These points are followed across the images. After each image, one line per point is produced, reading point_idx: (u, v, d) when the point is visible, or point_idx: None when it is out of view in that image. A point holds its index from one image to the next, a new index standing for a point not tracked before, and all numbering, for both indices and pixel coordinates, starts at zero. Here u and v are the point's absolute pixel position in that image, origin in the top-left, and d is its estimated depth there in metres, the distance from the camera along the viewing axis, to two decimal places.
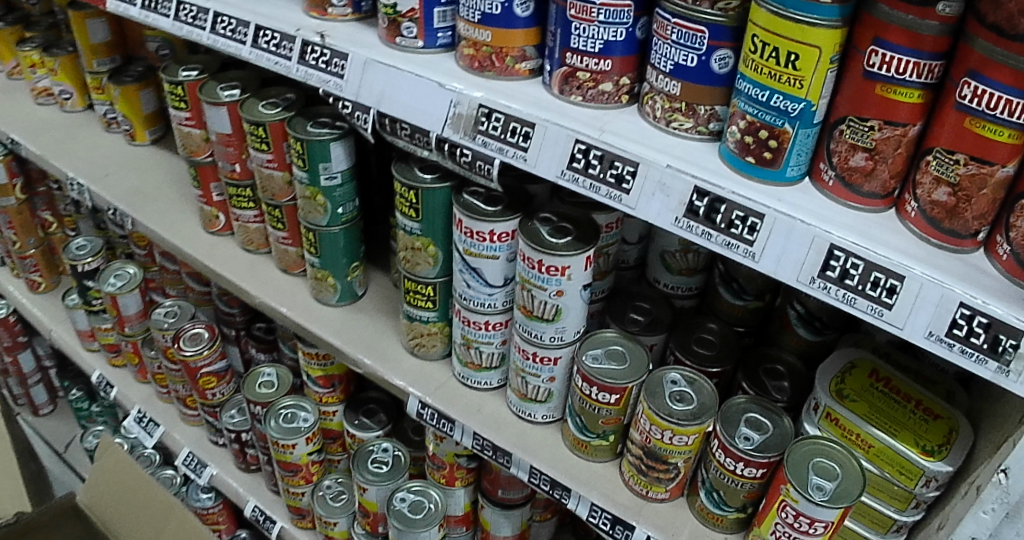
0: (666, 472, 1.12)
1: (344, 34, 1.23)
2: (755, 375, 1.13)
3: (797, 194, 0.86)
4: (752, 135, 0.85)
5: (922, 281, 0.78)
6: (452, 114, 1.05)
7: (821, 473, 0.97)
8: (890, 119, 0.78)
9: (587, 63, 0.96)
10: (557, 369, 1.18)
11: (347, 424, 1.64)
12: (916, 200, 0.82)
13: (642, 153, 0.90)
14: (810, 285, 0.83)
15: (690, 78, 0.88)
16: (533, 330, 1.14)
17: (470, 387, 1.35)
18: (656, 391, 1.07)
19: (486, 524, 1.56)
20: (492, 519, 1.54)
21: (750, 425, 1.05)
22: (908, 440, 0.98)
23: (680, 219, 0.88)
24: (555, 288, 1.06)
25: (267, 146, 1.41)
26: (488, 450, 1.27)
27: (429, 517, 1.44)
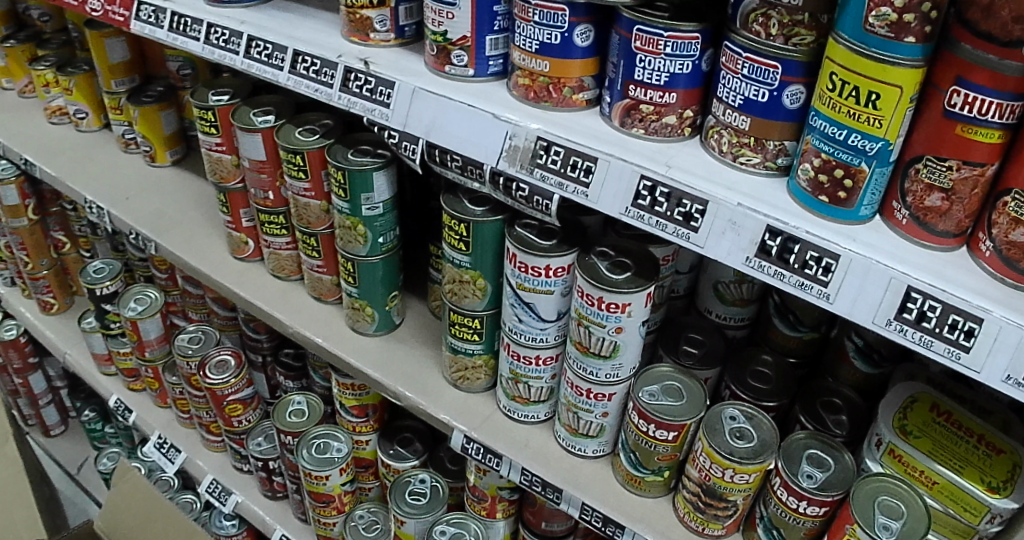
0: (725, 510, 1.10)
1: (388, 61, 1.17)
2: (813, 408, 1.10)
3: (870, 233, 0.83)
4: (826, 173, 0.83)
5: (1001, 324, 0.74)
6: (508, 146, 1.04)
7: (886, 512, 0.90)
8: (968, 159, 0.75)
9: (651, 96, 0.95)
10: (610, 404, 1.19)
11: (382, 454, 1.64)
12: (991, 240, 0.78)
13: (711, 192, 0.89)
14: (886, 327, 0.79)
15: (761, 113, 0.87)
16: (589, 367, 1.14)
17: (516, 421, 1.34)
18: (716, 428, 1.06)
19: None
20: None
21: (812, 462, 1.01)
22: (973, 477, 0.90)
23: (752, 258, 0.86)
24: (615, 326, 1.07)
25: (304, 174, 1.38)
26: (537, 486, 1.26)
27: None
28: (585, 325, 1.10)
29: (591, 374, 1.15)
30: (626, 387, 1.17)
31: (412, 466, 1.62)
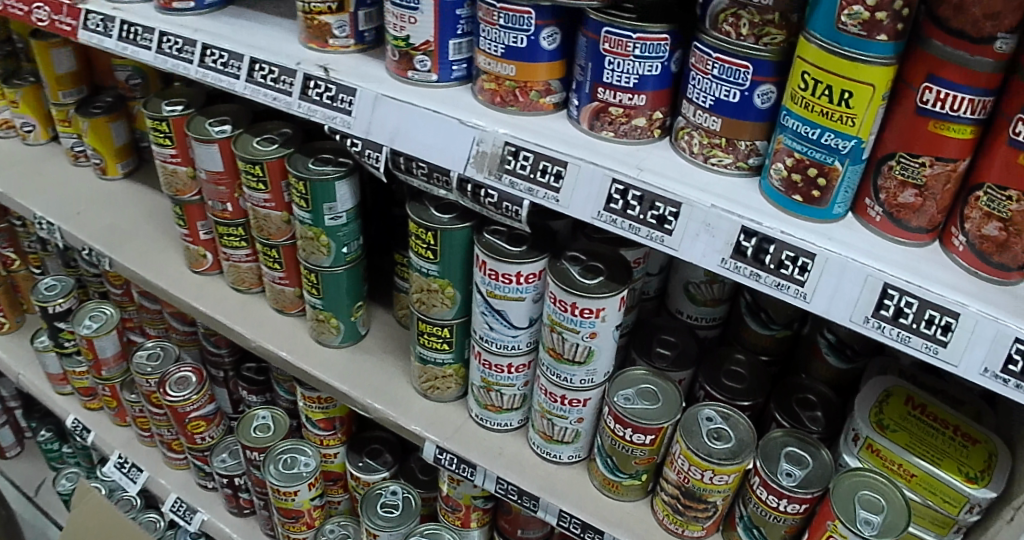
0: (704, 511, 1.09)
1: (349, 68, 1.14)
2: (788, 406, 1.10)
3: (844, 232, 0.83)
4: (800, 172, 0.82)
5: (977, 318, 0.74)
6: (476, 152, 1.02)
7: (866, 506, 0.89)
8: (940, 155, 0.75)
9: (620, 99, 0.94)
10: (585, 410, 1.18)
11: (352, 467, 1.60)
12: (964, 234, 0.79)
13: (684, 194, 0.88)
14: (864, 325, 0.79)
15: (731, 113, 0.87)
16: (563, 373, 1.13)
17: (489, 429, 1.32)
18: (693, 430, 1.05)
19: None
20: None
21: (790, 459, 1.00)
22: (951, 468, 0.90)
23: (727, 260, 0.86)
24: (590, 332, 1.06)
25: (264, 185, 1.34)
26: (513, 494, 1.24)
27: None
28: (558, 331, 1.09)
29: (565, 379, 1.14)
30: (600, 392, 1.16)
31: (382, 478, 1.59)
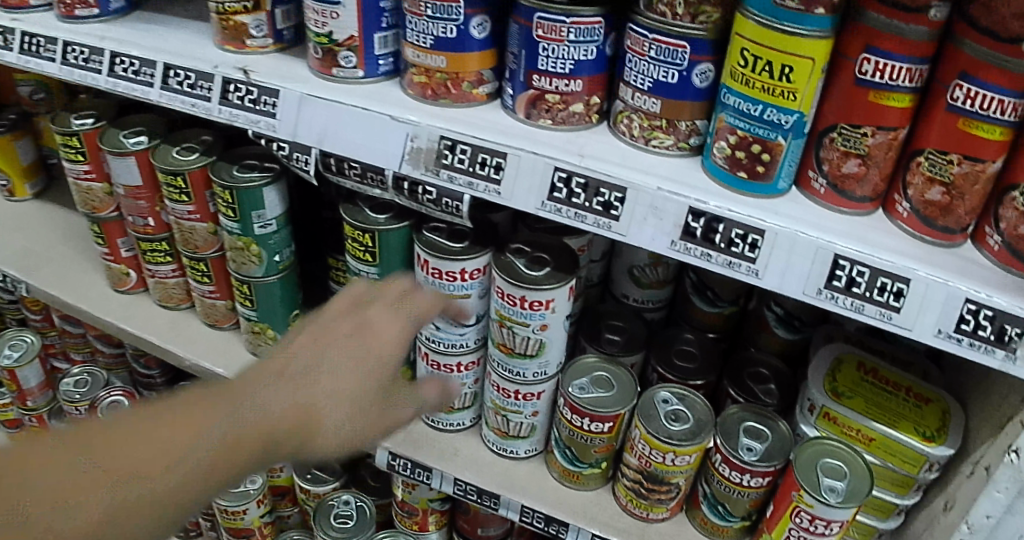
0: (667, 493, 1.09)
1: (270, 69, 1.08)
2: (741, 381, 1.11)
3: (790, 206, 0.84)
4: (743, 149, 0.82)
5: (928, 282, 0.76)
6: (410, 148, 0.98)
7: (830, 474, 0.91)
8: (881, 125, 0.77)
9: (556, 85, 0.92)
10: (539, 404, 1.16)
11: (299, 480, 1.50)
12: (907, 201, 0.81)
13: (629, 178, 0.87)
14: (818, 297, 0.80)
15: (670, 94, 0.86)
16: (515, 368, 1.11)
17: (440, 430, 1.29)
18: (651, 414, 1.05)
19: None
20: None
21: (749, 434, 1.01)
22: (909, 429, 0.92)
23: (677, 242, 0.86)
24: (541, 323, 1.04)
25: (186, 196, 1.27)
26: (472, 494, 1.22)
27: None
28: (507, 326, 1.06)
29: (518, 374, 1.12)
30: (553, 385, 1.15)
31: (331, 489, 1.50)
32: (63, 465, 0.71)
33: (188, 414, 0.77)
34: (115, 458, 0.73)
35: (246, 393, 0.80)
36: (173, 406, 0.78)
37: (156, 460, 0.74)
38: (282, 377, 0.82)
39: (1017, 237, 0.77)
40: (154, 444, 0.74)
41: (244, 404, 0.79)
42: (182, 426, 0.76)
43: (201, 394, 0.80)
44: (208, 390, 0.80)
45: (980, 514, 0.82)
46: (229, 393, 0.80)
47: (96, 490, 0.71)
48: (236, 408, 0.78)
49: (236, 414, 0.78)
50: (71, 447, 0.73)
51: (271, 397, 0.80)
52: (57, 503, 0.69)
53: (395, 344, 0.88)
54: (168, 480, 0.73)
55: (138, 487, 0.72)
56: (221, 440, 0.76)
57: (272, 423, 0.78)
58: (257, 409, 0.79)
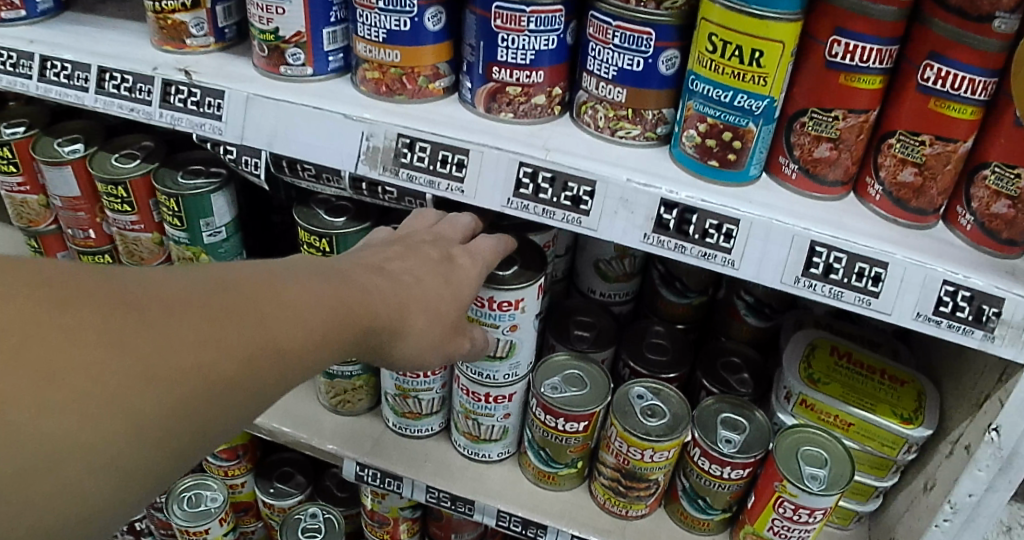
0: (647, 490, 1.06)
1: (214, 69, 1.02)
2: (715, 371, 1.09)
3: (761, 193, 0.82)
4: (714, 137, 0.80)
5: (905, 265, 0.76)
6: (366, 148, 0.93)
7: (811, 462, 0.90)
8: (852, 107, 0.75)
9: (517, 77, 0.88)
10: (509, 407, 1.12)
11: (262, 495, 1.40)
12: (880, 183, 0.80)
13: (597, 170, 0.84)
14: (796, 285, 0.79)
15: (635, 83, 0.83)
16: (484, 370, 1.07)
17: (405, 437, 1.23)
18: (627, 410, 1.01)
19: None
20: None
21: (727, 425, 0.99)
22: (887, 413, 0.91)
23: (650, 235, 0.83)
24: (511, 325, 1.01)
25: (129, 206, 1.19)
26: (446, 501, 1.17)
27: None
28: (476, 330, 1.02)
29: (488, 377, 1.08)
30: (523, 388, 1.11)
31: (297, 502, 1.40)
32: (139, 382, 0.52)
33: (270, 318, 0.61)
34: (192, 366, 0.55)
35: (319, 289, 0.67)
36: (240, 298, 0.60)
37: (231, 370, 0.58)
38: (352, 283, 0.71)
39: (990, 216, 0.76)
40: (224, 354, 0.57)
41: (320, 308, 0.65)
42: (262, 325, 0.60)
43: (261, 277, 0.63)
44: (264, 274, 0.64)
45: (962, 493, 0.82)
46: (301, 288, 0.65)
47: (169, 409, 0.54)
48: (322, 308, 0.66)
49: (318, 324, 0.65)
50: (141, 348, 0.53)
51: (356, 303, 0.69)
52: (129, 426, 0.52)
53: (466, 276, 0.85)
54: (243, 398, 0.60)
55: (216, 401, 0.57)
56: (298, 352, 0.63)
57: (357, 335, 0.69)
58: (352, 311, 0.68)
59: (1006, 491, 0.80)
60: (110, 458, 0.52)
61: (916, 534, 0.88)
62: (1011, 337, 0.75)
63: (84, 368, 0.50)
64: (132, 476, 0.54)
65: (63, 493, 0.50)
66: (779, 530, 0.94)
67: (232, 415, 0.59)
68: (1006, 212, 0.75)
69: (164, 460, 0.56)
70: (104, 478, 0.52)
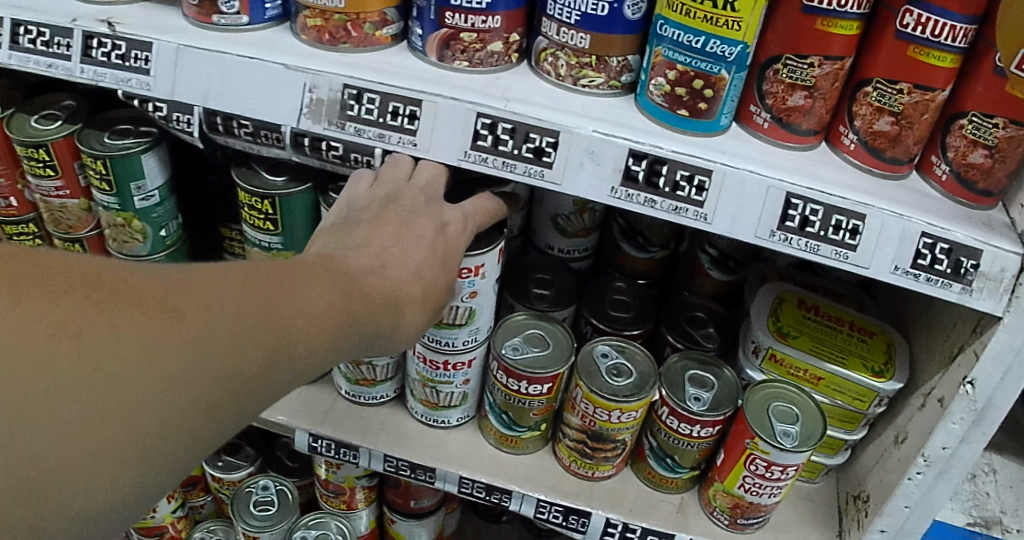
0: (613, 450, 0.95)
1: (141, 21, 0.91)
2: (679, 326, 1.00)
3: (733, 143, 0.79)
4: (684, 85, 0.76)
5: (883, 217, 0.73)
6: (309, 100, 0.85)
7: (782, 418, 0.86)
8: (828, 54, 0.72)
9: (472, 22, 0.81)
10: (469, 372, 0.99)
11: (208, 469, 1.26)
12: (854, 132, 0.77)
13: (560, 120, 0.79)
14: (771, 239, 0.77)
15: (600, 28, 0.77)
16: (444, 339, 0.94)
17: (360, 405, 1.09)
18: (592, 371, 0.91)
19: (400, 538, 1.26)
20: (405, 531, 1.25)
21: (695, 383, 0.91)
22: (857, 366, 0.90)
23: (618, 188, 0.79)
24: (472, 292, 0.90)
25: (53, 169, 1.07)
26: (405, 470, 1.03)
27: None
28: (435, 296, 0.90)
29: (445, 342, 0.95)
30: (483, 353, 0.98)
31: (248, 475, 1.26)
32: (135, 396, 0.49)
33: (264, 324, 0.58)
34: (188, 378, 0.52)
35: (307, 289, 0.64)
36: (234, 302, 0.57)
37: (258, 349, 0.57)
38: (339, 279, 0.68)
39: (966, 165, 0.75)
40: (221, 362, 0.54)
41: (313, 309, 0.62)
42: (256, 329, 0.57)
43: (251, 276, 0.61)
44: (257, 274, 0.61)
45: (935, 447, 0.82)
46: (292, 286, 0.63)
47: (164, 423, 0.51)
48: (312, 309, 0.62)
49: (308, 325, 0.61)
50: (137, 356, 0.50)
51: (344, 301, 0.66)
52: (121, 445, 0.49)
53: (433, 237, 0.79)
54: (267, 377, 0.58)
55: (207, 415, 0.54)
56: (291, 358, 0.60)
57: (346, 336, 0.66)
58: (341, 308, 0.65)
59: (979, 443, 0.80)
60: (99, 479, 0.48)
61: (888, 488, 0.88)
62: (988, 290, 0.74)
63: (76, 380, 0.47)
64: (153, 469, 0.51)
65: (69, 506, 0.47)
66: (750, 487, 0.89)
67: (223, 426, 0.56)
68: (982, 162, 0.73)
69: (154, 480, 0.52)
70: (92, 502, 0.48)
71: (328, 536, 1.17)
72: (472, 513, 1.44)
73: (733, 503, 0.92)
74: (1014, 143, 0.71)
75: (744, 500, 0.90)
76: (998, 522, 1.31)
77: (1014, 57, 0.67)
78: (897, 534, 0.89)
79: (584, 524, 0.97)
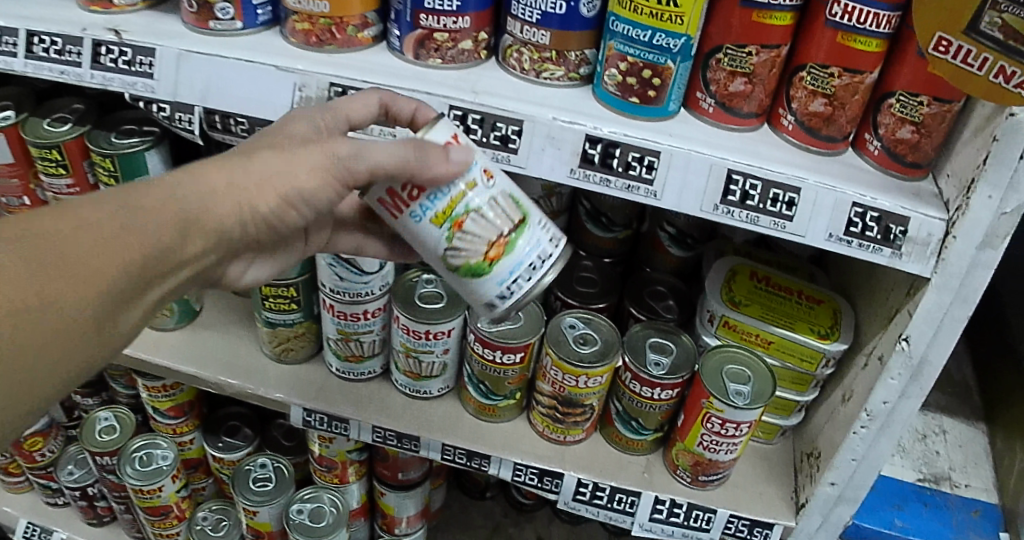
0: (582, 415, 1.03)
1: (143, 29, 0.98)
2: (642, 300, 1.08)
3: (681, 127, 0.86)
4: (635, 75, 0.83)
5: (817, 190, 0.80)
6: (299, 98, 0.93)
7: (735, 379, 0.93)
8: (764, 43, 0.80)
9: (444, 23, 0.89)
10: (533, 274, 0.80)
11: (210, 450, 1.34)
12: (792, 114, 0.84)
13: (524, 110, 0.86)
14: (714, 212, 0.84)
15: (558, 25, 0.85)
16: (509, 275, 0.79)
17: (349, 381, 1.17)
18: (560, 339, 0.99)
19: (389, 510, 1.34)
20: (394, 503, 1.32)
21: (655, 349, 0.99)
22: (805, 330, 0.97)
23: (576, 170, 0.87)
24: (476, 175, 0.77)
25: (65, 169, 1.14)
26: (392, 440, 1.11)
27: (335, 522, 1.23)
28: (421, 202, 0.76)
29: (484, 235, 0.78)
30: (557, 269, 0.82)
31: (247, 455, 1.34)
32: (69, 334, 0.63)
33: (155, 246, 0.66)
34: (110, 306, 0.65)
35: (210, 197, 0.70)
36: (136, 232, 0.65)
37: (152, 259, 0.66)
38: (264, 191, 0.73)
39: (895, 141, 0.81)
40: (132, 280, 0.66)
41: (215, 206, 0.70)
42: (158, 239, 0.66)
43: (136, 189, 0.67)
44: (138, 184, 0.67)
45: (877, 402, 0.88)
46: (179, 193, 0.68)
47: (94, 342, 0.66)
48: (211, 201, 0.70)
49: (214, 220, 0.70)
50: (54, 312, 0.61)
51: (260, 187, 0.71)
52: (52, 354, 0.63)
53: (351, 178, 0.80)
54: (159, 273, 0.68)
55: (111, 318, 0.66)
56: (196, 249, 0.70)
57: (275, 215, 0.73)
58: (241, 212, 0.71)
59: (917, 397, 0.87)
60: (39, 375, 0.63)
61: (836, 443, 0.94)
62: (916, 254, 0.80)
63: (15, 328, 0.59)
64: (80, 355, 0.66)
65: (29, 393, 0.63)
66: (708, 445, 0.96)
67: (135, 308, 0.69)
68: (910, 137, 0.80)
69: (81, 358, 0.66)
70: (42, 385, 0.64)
71: (322, 508, 1.24)
72: (457, 491, 1.52)
73: (694, 460, 0.99)
74: (938, 119, 0.79)
75: (704, 457, 0.98)
76: (946, 478, 1.23)
77: (931, 38, 0.70)
78: (847, 486, 0.95)
79: (557, 485, 1.04)
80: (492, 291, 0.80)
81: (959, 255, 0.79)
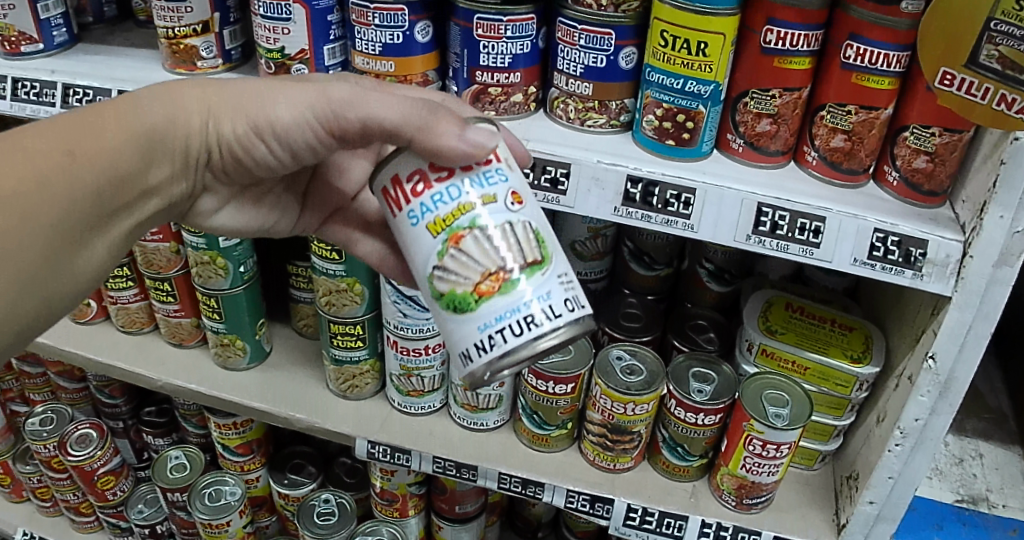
0: (631, 442, 1.08)
1: None
2: (684, 332, 1.14)
3: (713, 166, 0.94)
4: (670, 120, 0.92)
5: (840, 218, 0.87)
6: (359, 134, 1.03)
7: (774, 403, 0.98)
8: (787, 85, 0.88)
9: (497, 79, 0.99)
10: (523, 328, 0.68)
11: (276, 486, 1.41)
12: (815, 150, 0.92)
13: (572, 154, 0.95)
14: (747, 242, 0.91)
15: (600, 77, 0.95)
16: (496, 319, 0.69)
17: (409, 415, 1.24)
18: (608, 370, 1.04)
19: None
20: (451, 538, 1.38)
21: (698, 378, 1.04)
22: (839, 355, 1.02)
23: (619, 207, 0.94)
24: (501, 195, 0.72)
25: None
26: (451, 470, 1.16)
27: None
28: (422, 199, 0.71)
29: (476, 264, 0.70)
30: (563, 338, 0.70)
31: (310, 491, 1.41)
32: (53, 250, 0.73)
33: (116, 161, 0.75)
34: (85, 221, 0.75)
35: (164, 112, 0.78)
36: (99, 153, 0.74)
37: (122, 177, 0.76)
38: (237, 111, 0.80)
39: (913, 171, 0.88)
40: (104, 198, 0.76)
41: (173, 126, 0.79)
42: (129, 158, 0.76)
43: (95, 112, 0.75)
44: (112, 102, 0.76)
45: (909, 419, 0.92)
46: (134, 113, 0.76)
47: (79, 259, 0.77)
48: (174, 124, 0.79)
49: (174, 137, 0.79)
50: (43, 223, 0.71)
51: (231, 111, 0.80)
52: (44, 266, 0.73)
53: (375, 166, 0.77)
54: (129, 190, 0.78)
55: (88, 233, 0.76)
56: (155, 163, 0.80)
57: (244, 141, 0.82)
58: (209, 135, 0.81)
59: (948, 413, 0.91)
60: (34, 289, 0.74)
61: (873, 464, 0.98)
62: (937, 274, 0.85)
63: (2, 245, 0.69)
64: (71, 271, 0.77)
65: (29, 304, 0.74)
66: (751, 467, 1.01)
67: (115, 227, 0.79)
68: (926, 167, 0.87)
69: (73, 274, 0.77)
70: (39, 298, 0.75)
71: None
72: (510, 531, 1.56)
73: (738, 484, 1.03)
74: (950, 148, 0.85)
75: (747, 480, 1.02)
76: (984, 499, 1.30)
77: (937, 72, 0.77)
78: (885, 506, 0.99)
79: (609, 511, 1.09)
80: (471, 336, 0.70)
81: (977, 273, 0.84)
